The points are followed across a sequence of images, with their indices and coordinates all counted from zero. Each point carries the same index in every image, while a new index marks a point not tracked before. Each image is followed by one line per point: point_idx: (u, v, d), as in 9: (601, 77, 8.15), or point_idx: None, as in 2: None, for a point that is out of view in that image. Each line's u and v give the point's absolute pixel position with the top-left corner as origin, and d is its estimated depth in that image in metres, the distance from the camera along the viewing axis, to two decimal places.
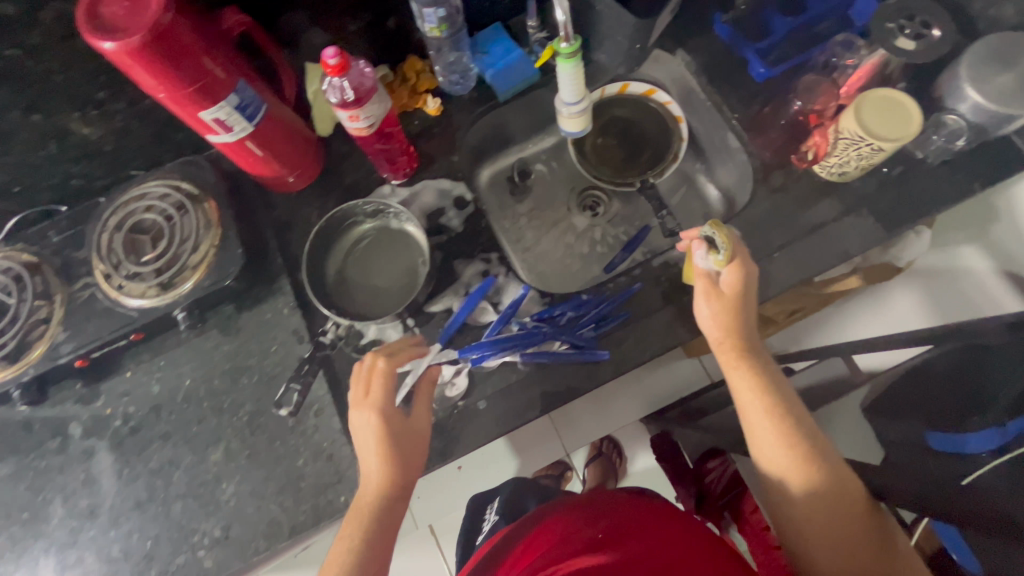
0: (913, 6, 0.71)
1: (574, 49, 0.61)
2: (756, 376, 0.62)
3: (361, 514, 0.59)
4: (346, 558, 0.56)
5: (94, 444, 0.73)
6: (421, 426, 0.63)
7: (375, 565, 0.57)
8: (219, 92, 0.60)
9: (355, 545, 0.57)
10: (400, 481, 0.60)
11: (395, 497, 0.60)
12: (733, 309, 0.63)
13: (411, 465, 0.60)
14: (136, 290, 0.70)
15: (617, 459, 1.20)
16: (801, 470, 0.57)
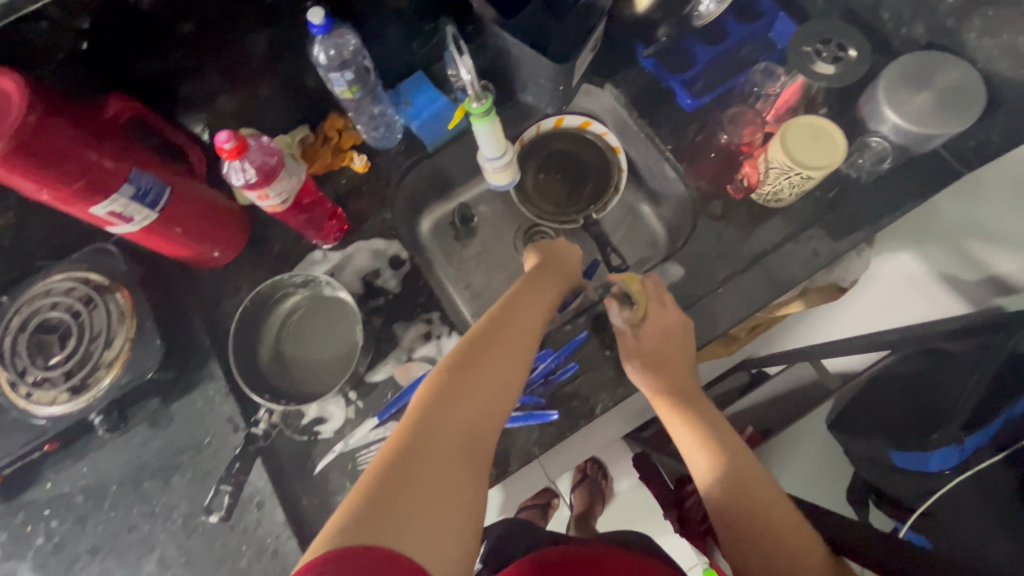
0: (828, 29, 0.71)
1: (486, 108, 0.58)
2: (694, 429, 0.66)
3: (465, 367, 0.55)
4: (453, 409, 0.51)
5: (14, 567, 0.67)
6: (550, 296, 0.67)
7: (484, 425, 0.53)
8: (109, 184, 0.56)
9: (459, 395, 0.53)
10: (512, 335, 0.60)
11: (510, 354, 0.58)
12: (659, 363, 0.66)
13: (524, 329, 0.61)
14: (45, 397, 0.65)
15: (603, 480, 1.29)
16: (743, 519, 0.59)
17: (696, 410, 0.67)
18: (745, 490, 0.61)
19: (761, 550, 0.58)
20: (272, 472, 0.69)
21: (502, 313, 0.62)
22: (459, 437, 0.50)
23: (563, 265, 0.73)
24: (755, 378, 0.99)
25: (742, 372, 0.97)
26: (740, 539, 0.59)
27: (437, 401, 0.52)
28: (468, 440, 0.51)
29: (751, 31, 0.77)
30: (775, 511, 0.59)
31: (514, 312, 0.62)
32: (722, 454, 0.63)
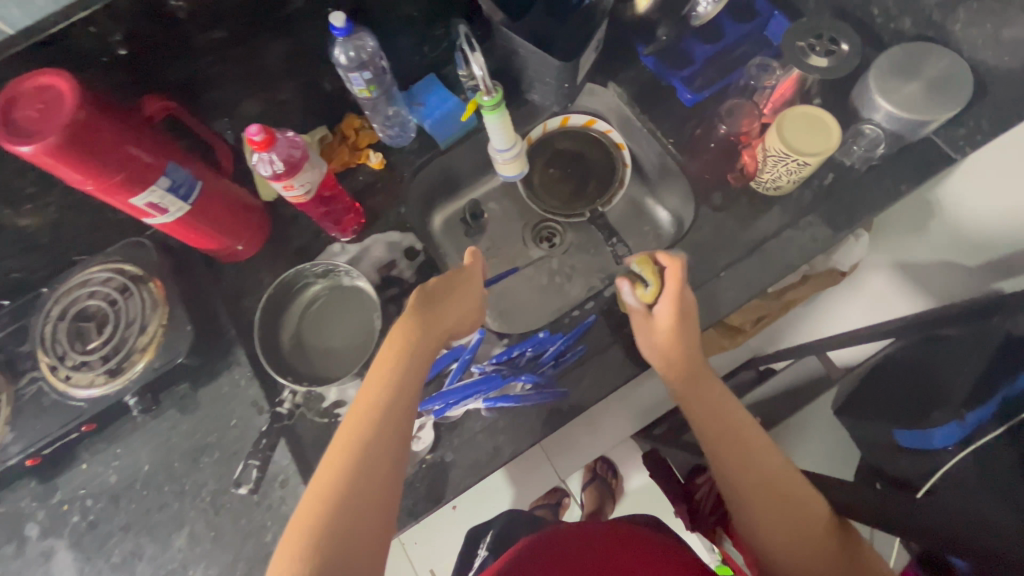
0: (820, 25, 0.75)
1: (497, 101, 0.63)
2: (705, 403, 0.67)
3: (342, 458, 0.51)
4: (324, 511, 0.48)
5: (53, 543, 0.70)
6: (437, 331, 0.61)
7: (371, 510, 0.50)
8: (148, 177, 0.60)
9: (338, 492, 0.49)
10: (401, 399, 0.55)
11: (397, 422, 0.54)
12: (679, 341, 0.65)
13: (406, 396, 0.56)
14: (83, 379, 0.69)
15: (613, 479, 1.28)
16: (754, 490, 0.62)
17: (708, 386, 0.68)
18: (757, 463, 0.64)
19: (769, 517, 0.61)
20: (294, 453, 0.72)
21: (389, 373, 0.57)
22: (340, 539, 0.47)
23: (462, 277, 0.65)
24: (764, 373, 1.06)
25: (749, 369, 1.05)
26: (748, 507, 0.62)
27: (316, 506, 0.48)
28: (354, 536, 0.48)
29: (745, 31, 0.81)
30: (782, 483, 0.62)
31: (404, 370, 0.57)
32: (732, 428, 0.66)
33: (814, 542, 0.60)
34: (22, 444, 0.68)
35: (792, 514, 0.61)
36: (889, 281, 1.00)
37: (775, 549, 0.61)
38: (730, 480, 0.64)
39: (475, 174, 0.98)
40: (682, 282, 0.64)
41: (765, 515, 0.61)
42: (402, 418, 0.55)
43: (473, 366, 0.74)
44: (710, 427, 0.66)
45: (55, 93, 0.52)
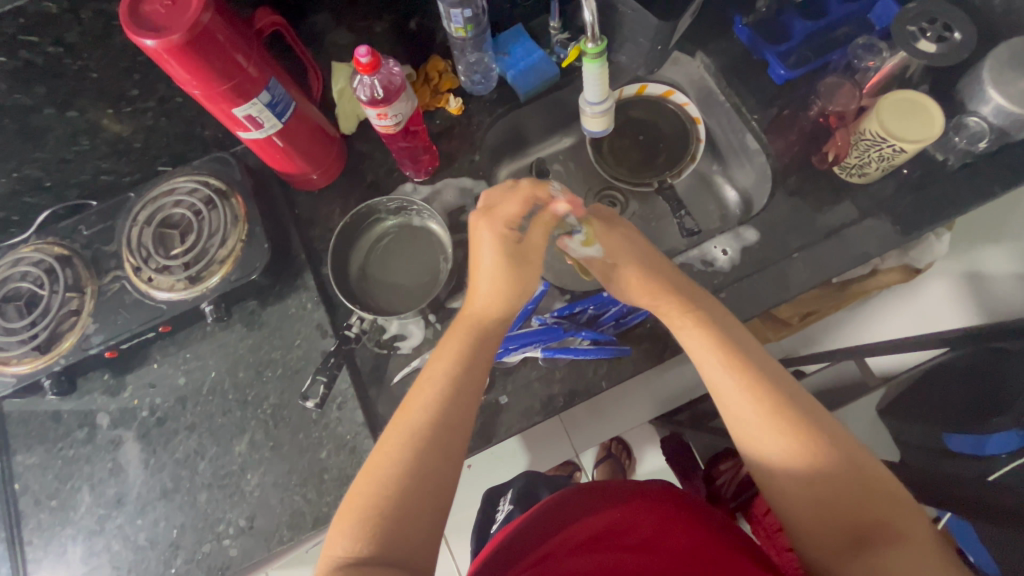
0: (935, 10, 0.72)
1: (600, 50, 0.62)
2: (710, 337, 0.59)
3: (416, 409, 0.55)
4: (399, 453, 0.52)
5: (121, 434, 0.74)
6: (508, 285, 0.61)
7: (440, 460, 0.52)
8: (251, 89, 0.61)
9: (413, 439, 0.53)
10: (470, 358, 0.58)
11: (468, 379, 0.57)
12: (648, 270, 0.64)
13: (475, 361, 0.58)
14: (164, 282, 0.72)
15: (626, 460, 1.22)
16: (761, 424, 0.54)
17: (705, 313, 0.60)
18: (774, 398, 0.54)
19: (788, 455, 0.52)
20: (353, 378, 0.74)
21: (461, 339, 0.59)
22: (417, 480, 0.51)
23: (512, 206, 0.61)
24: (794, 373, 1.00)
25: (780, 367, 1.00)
26: (758, 442, 0.54)
27: (393, 450, 0.52)
28: (431, 480, 0.51)
29: (851, 10, 0.78)
30: (796, 409, 0.53)
31: (474, 337, 0.60)
32: (739, 358, 0.57)
33: (839, 478, 0.50)
34: (103, 336, 0.72)
35: (820, 454, 0.51)
36: (954, 289, 0.96)
37: (792, 492, 0.52)
38: (735, 414, 0.55)
39: (543, 133, 0.98)
40: (603, 220, 0.67)
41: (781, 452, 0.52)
42: (474, 379, 0.57)
43: (534, 317, 0.75)
44: (715, 362, 0.57)
45: None
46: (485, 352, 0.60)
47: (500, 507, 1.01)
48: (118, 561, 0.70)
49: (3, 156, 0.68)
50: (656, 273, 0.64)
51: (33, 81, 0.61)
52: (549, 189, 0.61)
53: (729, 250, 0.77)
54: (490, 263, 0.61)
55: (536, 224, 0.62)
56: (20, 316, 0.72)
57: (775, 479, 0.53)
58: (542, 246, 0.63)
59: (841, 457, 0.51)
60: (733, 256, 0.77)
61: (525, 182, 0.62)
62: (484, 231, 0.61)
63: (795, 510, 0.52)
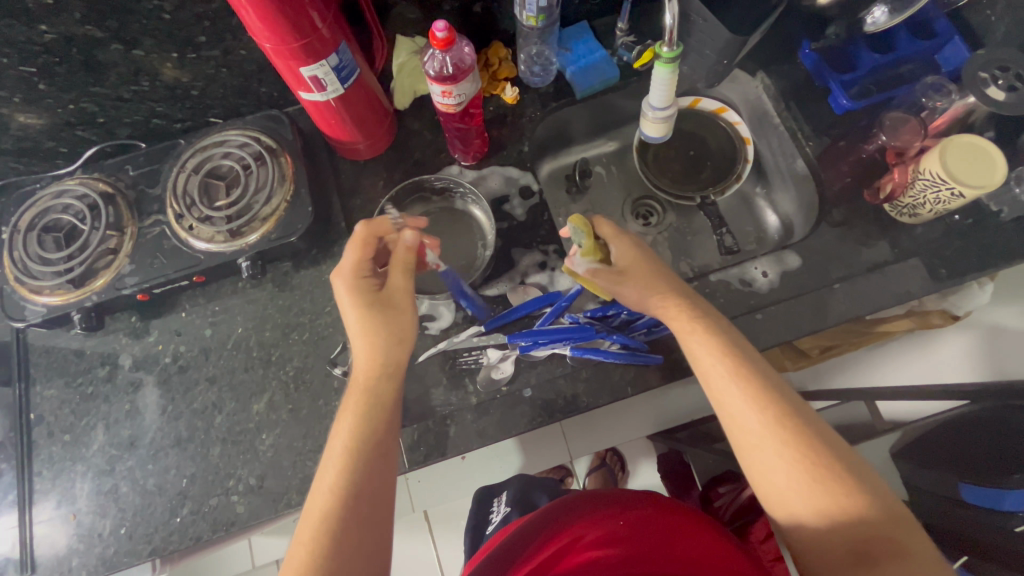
0: (1009, 58, 0.71)
1: (674, 55, 0.62)
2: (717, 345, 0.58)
3: (323, 489, 0.53)
4: (313, 541, 0.50)
5: (141, 378, 0.74)
6: (370, 339, 0.59)
7: (359, 535, 0.51)
8: (321, 50, 0.61)
9: (323, 519, 0.51)
10: (369, 418, 0.56)
11: (366, 441, 0.55)
12: (653, 271, 0.64)
13: (378, 417, 0.57)
14: (204, 232, 0.72)
15: (619, 472, 1.21)
16: (765, 435, 0.53)
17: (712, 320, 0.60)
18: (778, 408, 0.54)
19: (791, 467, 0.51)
20: None
21: (360, 401, 0.57)
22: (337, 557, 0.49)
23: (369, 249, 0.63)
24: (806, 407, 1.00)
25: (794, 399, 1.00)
26: (761, 454, 0.53)
27: (305, 532, 0.51)
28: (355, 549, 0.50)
29: (919, 49, 0.78)
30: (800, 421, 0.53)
31: (370, 398, 0.58)
32: (745, 367, 0.57)
33: (845, 496, 0.50)
34: (137, 278, 0.72)
35: (821, 466, 0.51)
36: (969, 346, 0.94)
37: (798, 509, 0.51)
38: (740, 426, 0.55)
39: (590, 135, 0.98)
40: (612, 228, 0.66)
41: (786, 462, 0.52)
42: (379, 436, 0.56)
43: (566, 314, 0.75)
44: (722, 369, 0.57)
45: None
46: (386, 407, 0.58)
47: (494, 507, 1.01)
48: (123, 504, 0.70)
49: (63, 86, 0.68)
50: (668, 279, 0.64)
51: (107, 14, 0.61)
52: (389, 226, 0.64)
53: (769, 273, 0.77)
54: (359, 320, 0.60)
55: (394, 267, 0.63)
56: (58, 248, 0.72)
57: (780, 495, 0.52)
58: (406, 287, 0.63)
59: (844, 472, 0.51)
60: (773, 279, 0.76)
61: (360, 226, 0.63)
62: (340, 283, 0.62)
63: (800, 524, 0.51)
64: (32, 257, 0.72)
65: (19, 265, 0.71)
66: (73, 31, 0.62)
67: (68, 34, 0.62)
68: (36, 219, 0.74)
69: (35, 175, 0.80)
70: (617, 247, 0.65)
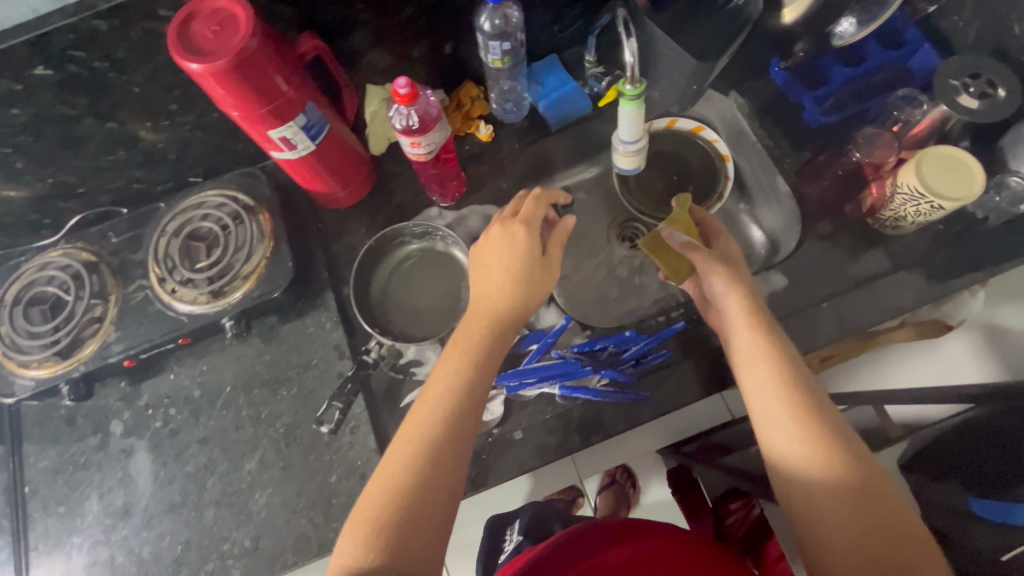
0: (978, 64, 0.71)
1: (638, 92, 0.61)
2: (764, 356, 0.58)
3: (427, 416, 0.55)
4: (410, 464, 0.53)
5: (133, 444, 0.74)
6: (500, 290, 0.61)
7: (448, 469, 0.53)
8: (288, 111, 0.62)
9: (422, 448, 0.53)
10: (472, 369, 0.58)
11: (471, 394, 0.57)
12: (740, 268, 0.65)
13: (487, 358, 0.59)
14: (187, 295, 0.72)
15: (629, 488, 1.16)
16: (802, 446, 0.52)
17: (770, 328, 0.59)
18: (818, 422, 0.53)
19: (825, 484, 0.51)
20: (369, 402, 0.73)
21: (463, 354, 0.58)
22: (426, 487, 0.52)
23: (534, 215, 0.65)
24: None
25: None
26: (794, 462, 0.52)
27: (402, 455, 0.54)
28: (442, 484, 0.52)
29: (890, 58, 0.77)
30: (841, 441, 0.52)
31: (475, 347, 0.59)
32: (793, 380, 0.56)
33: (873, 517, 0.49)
34: (123, 344, 0.72)
35: (851, 487, 0.50)
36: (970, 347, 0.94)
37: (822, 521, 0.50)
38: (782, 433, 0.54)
39: None
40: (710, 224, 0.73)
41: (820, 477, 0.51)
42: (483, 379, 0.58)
43: (553, 350, 0.75)
44: (767, 374, 0.56)
45: (231, 18, 0.54)
46: (495, 352, 0.60)
47: (508, 536, 0.99)
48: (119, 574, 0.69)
49: (42, 162, 0.69)
50: (741, 281, 0.62)
51: (78, 92, 0.62)
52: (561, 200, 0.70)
53: None
54: (497, 267, 0.62)
55: (555, 239, 0.65)
56: (44, 320, 0.73)
57: (806, 503, 0.51)
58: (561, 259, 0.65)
59: (874, 497, 0.50)
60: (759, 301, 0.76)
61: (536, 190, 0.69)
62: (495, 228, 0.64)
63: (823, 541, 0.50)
64: (20, 332, 0.72)
65: (6, 341, 0.72)
66: (46, 111, 0.63)
67: (41, 114, 0.63)
68: (22, 293, 0.75)
69: (20, 247, 0.81)
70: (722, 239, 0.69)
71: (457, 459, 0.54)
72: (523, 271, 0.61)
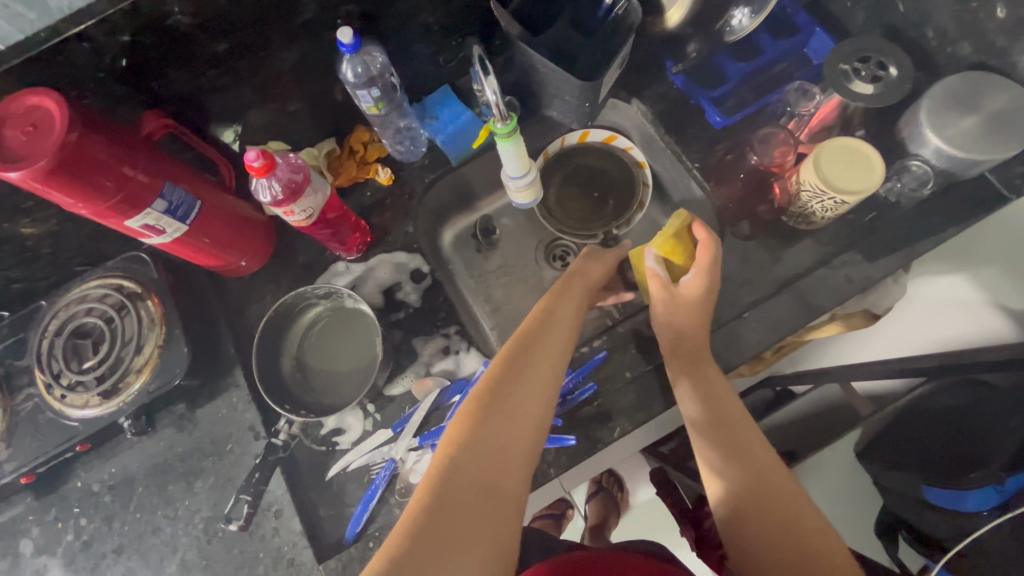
0: (867, 47, 0.68)
1: (511, 128, 0.58)
2: (696, 388, 0.63)
3: (490, 379, 0.52)
4: (480, 416, 0.48)
5: (45, 562, 0.69)
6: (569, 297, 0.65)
7: (521, 430, 0.48)
8: (143, 199, 0.57)
9: (491, 400, 0.50)
10: (538, 348, 0.56)
11: (543, 373, 0.54)
12: (696, 308, 0.65)
13: (557, 342, 0.58)
14: (78, 399, 0.67)
15: (619, 494, 1.17)
16: (729, 480, 0.57)
17: (703, 368, 0.64)
18: (738, 458, 0.58)
19: (750, 506, 0.54)
20: (290, 482, 0.69)
21: (526, 335, 0.58)
22: (496, 440, 0.47)
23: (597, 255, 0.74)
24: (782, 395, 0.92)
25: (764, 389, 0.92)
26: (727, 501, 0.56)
27: (473, 405, 0.49)
28: (508, 442, 0.47)
29: (786, 47, 0.76)
30: (763, 470, 0.57)
31: (536, 331, 0.58)
32: (720, 419, 0.61)
33: (794, 539, 0.50)
34: (17, 462, 0.67)
35: (771, 508, 0.53)
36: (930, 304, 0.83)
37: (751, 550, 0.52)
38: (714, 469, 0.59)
39: None
40: (715, 257, 0.66)
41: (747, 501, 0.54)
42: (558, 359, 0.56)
43: None
44: (694, 411, 0.62)
45: (45, 114, 0.50)
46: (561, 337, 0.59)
47: None
48: None
49: None
50: (687, 317, 0.65)
51: None
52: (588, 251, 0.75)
53: None
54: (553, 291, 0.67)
55: (602, 264, 0.72)
56: None
57: (736, 533, 0.54)
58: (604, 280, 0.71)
59: (794, 518, 0.52)
60: None
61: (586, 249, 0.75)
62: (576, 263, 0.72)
63: (750, 565, 0.51)
64: None
65: None
66: None
67: None
68: None
69: None
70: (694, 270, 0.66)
71: (536, 436, 0.49)
72: (580, 282, 0.68)
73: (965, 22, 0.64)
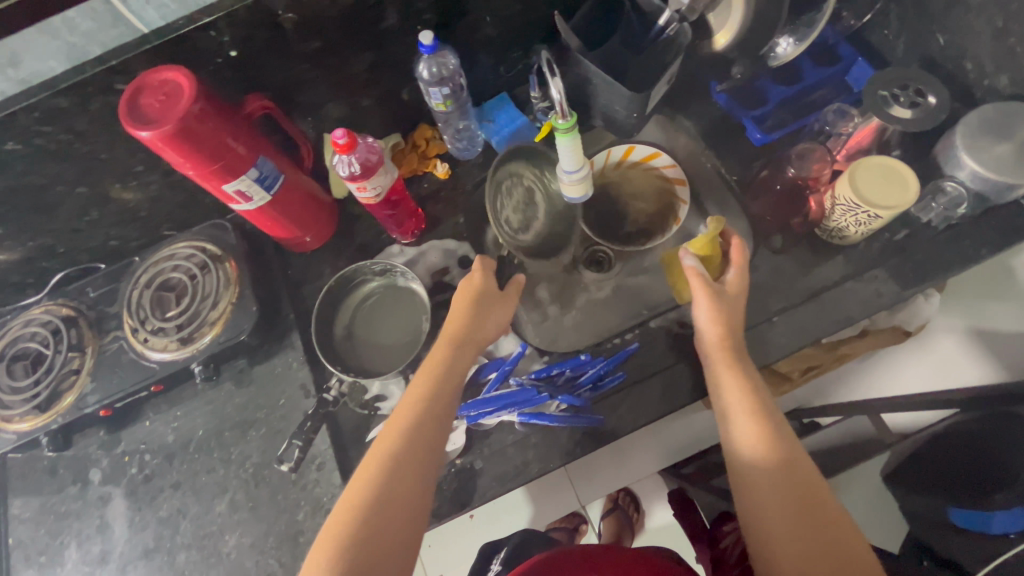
0: (907, 75, 0.72)
1: (571, 124, 0.65)
2: (739, 379, 0.63)
3: (378, 460, 0.55)
4: (365, 507, 0.52)
5: (110, 491, 0.76)
6: (460, 348, 0.65)
7: (399, 515, 0.52)
8: (239, 167, 0.66)
9: (377, 489, 0.53)
10: (427, 419, 0.58)
11: (429, 448, 0.57)
12: (729, 314, 0.68)
13: (440, 408, 0.60)
14: (158, 343, 0.76)
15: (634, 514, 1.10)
16: (768, 463, 0.57)
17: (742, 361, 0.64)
18: (778, 446, 0.58)
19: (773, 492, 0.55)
20: (333, 438, 0.75)
21: (413, 403, 0.59)
22: (378, 530, 0.51)
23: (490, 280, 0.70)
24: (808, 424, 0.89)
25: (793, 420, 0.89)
26: (761, 486, 0.56)
27: (361, 489, 0.53)
28: (392, 531, 0.51)
29: (825, 75, 0.82)
30: (796, 462, 0.57)
31: (430, 396, 0.60)
32: (760, 410, 0.61)
33: (823, 533, 0.52)
34: (99, 395, 0.75)
35: (803, 497, 0.54)
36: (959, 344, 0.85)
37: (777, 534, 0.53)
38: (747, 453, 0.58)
39: None
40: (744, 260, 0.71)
41: (771, 490, 0.55)
42: (438, 431, 0.58)
43: (511, 378, 0.75)
44: (736, 396, 0.62)
45: (176, 87, 0.59)
46: (446, 402, 0.61)
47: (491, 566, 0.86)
48: None
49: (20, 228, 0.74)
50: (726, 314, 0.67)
51: (46, 162, 0.67)
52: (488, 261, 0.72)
53: None
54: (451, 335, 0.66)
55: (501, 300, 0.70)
56: (26, 374, 0.77)
57: (762, 515, 0.54)
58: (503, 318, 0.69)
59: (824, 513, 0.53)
60: None
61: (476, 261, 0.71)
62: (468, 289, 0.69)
63: (771, 546, 0.53)
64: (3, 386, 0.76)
65: None
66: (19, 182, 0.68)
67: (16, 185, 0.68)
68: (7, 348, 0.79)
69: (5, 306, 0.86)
70: (733, 271, 0.70)
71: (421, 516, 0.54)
72: (470, 323, 0.66)
73: (1003, 57, 0.68)
